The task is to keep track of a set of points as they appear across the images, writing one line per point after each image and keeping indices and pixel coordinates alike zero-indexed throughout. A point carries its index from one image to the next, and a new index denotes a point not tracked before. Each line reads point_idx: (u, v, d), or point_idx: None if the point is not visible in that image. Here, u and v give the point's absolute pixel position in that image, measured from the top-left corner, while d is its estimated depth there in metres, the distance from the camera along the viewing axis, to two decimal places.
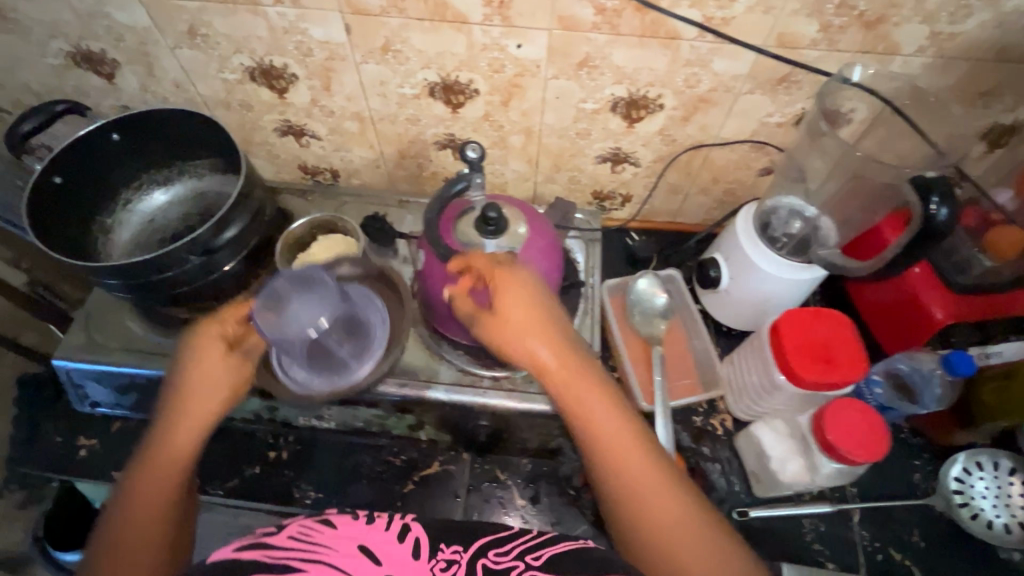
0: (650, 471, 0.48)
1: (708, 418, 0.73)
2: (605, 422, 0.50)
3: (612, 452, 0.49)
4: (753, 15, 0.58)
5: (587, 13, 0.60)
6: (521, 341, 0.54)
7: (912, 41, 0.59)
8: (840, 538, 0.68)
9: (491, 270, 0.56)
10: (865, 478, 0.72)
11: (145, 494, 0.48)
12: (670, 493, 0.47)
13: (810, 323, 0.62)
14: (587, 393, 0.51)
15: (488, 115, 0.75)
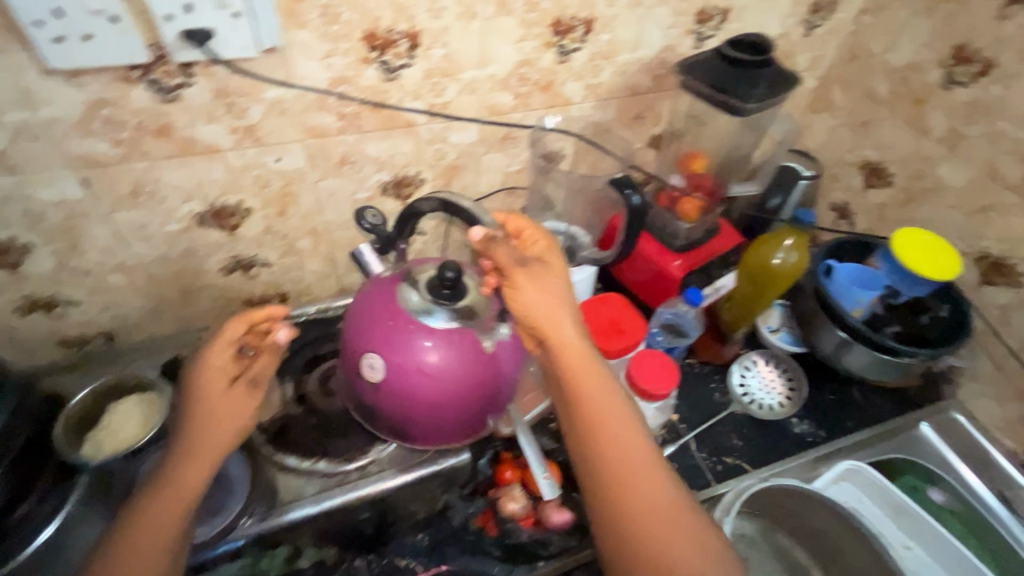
0: (675, 511, 0.54)
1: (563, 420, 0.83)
2: (618, 434, 0.57)
3: (616, 431, 0.56)
4: (463, 96, 0.74)
5: (331, 120, 0.69)
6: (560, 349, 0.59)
7: (577, 93, 0.82)
8: (686, 468, 0.82)
9: (513, 266, 0.60)
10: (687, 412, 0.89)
11: (157, 513, 0.51)
12: (651, 518, 0.53)
13: (597, 308, 0.78)
14: (616, 424, 0.57)
15: (269, 227, 0.77)
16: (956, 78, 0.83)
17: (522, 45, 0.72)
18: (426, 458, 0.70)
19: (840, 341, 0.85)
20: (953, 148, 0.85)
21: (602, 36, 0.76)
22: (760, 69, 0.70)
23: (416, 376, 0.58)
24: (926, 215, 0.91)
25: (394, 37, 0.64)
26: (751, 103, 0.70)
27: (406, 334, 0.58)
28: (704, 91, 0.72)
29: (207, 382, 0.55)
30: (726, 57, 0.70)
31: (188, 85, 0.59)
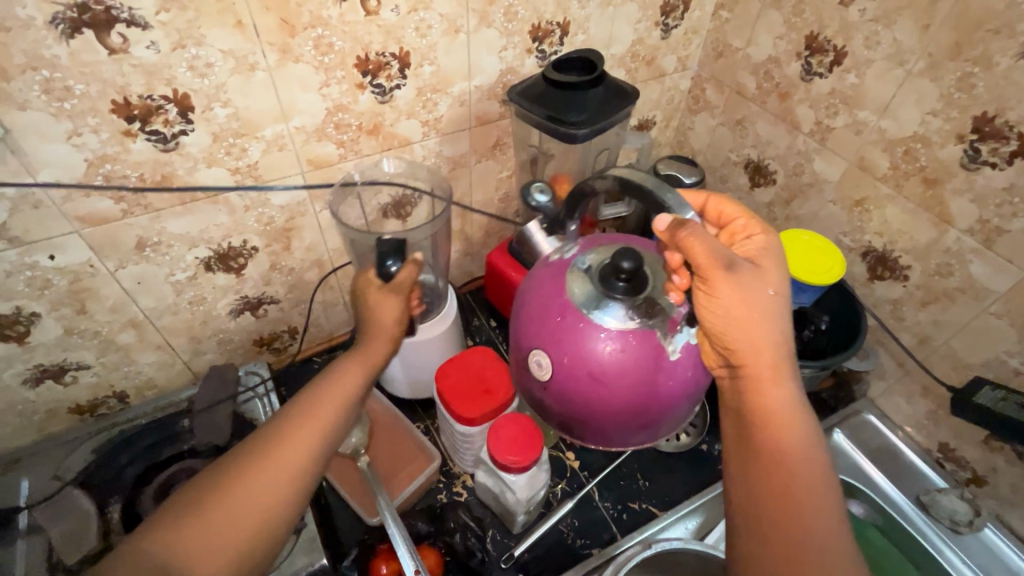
0: (813, 461, 0.46)
1: (447, 493, 0.75)
2: (799, 450, 0.46)
3: (795, 452, 0.46)
4: (272, 154, 0.65)
5: (107, 204, 0.59)
6: (734, 351, 0.48)
7: (414, 131, 0.74)
8: (588, 524, 0.75)
9: (715, 267, 0.46)
10: (589, 457, 0.81)
11: (227, 499, 0.44)
12: (795, 490, 0.45)
13: (462, 369, 0.69)
14: (775, 404, 0.48)
15: (71, 328, 0.67)
16: (813, 68, 0.79)
17: (328, 91, 0.64)
18: (277, 574, 0.60)
19: None
20: (823, 140, 0.81)
21: (424, 68, 0.69)
22: (588, 91, 0.63)
23: (585, 372, 0.49)
24: (810, 211, 0.87)
25: (155, 104, 0.55)
26: (584, 127, 0.62)
27: (573, 328, 0.49)
28: (535, 118, 0.65)
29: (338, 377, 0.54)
30: (550, 81, 0.63)
31: None
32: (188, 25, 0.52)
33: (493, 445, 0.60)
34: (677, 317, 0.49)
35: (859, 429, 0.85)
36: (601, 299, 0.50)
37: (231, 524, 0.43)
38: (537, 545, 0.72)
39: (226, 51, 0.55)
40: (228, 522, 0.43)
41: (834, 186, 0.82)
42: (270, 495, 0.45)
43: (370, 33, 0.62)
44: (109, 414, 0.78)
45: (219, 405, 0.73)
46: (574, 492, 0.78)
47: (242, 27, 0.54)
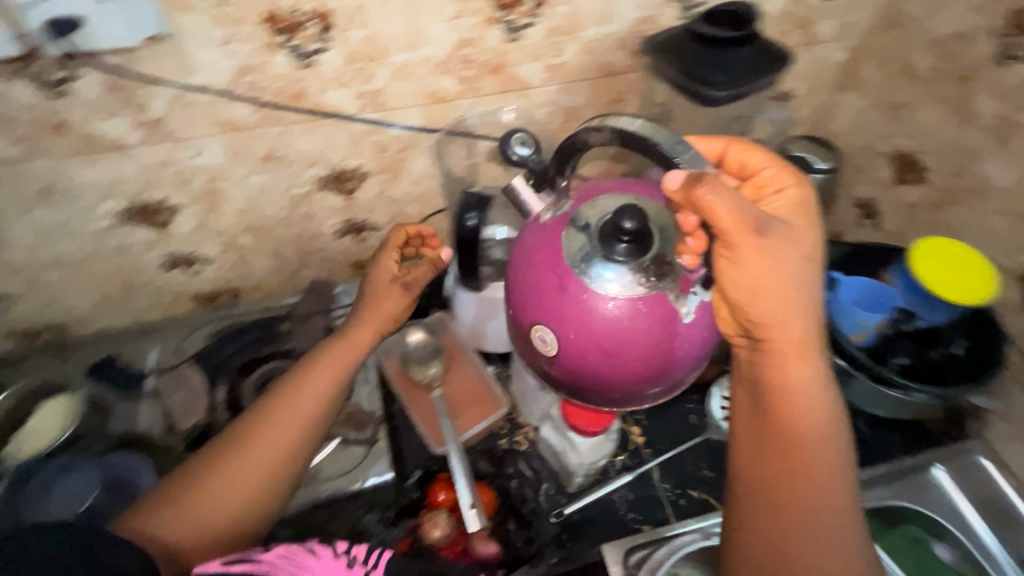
0: (829, 436, 0.47)
1: (508, 440, 0.77)
2: (813, 423, 0.47)
3: (809, 428, 0.47)
4: (396, 82, 0.66)
5: (246, 112, 0.63)
6: (761, 324, 0.46)
7: (535, 75, 0.72)
8: (644, 500, 0.74)
9: (740, 232, 0.44)
10: (654, 435, 0.80)
11: (241, 454, 0.55)
12: (808, 461, 0.47)
13: None
14: (796, 380, 0.47)
15: (202, 223, 0.73)
16: (1011, 52, 0.66)
17: (459, 22, 0.63)
18: (347, 476, 0.68)
19: (836, 368, 0.73)
20: (1002, 140, 0.69)
21: (558, 8, 0.66)
22: (738, 50, 0.58)
23: (602, 335, 0.48)
24: (964, 220, 0.76)
25: (300, 18, 0.57)
26: (726, 89, 0.58)
27: (573, 299, 0.48)
28: (671, 75, 0.61)
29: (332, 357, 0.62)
30: (695, 33, 0.59)
31: (74, 78, 0.54)
32: None
33: (568, 410, 0.60)
34: (691, 278, 0.48)
35: (966, 470, 0.76)
36: (600, 257, 0.48)
37: (225, 494, 0.53)
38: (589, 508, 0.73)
39: None
40: (224, 492, 0.53)
41: (1003, 194, 0.70)
42: (278, 437, 0.56)
43: None
44: (222, 307, 0.87)
45: (314, 318, 0.79)
46: (634, 467, 0.77)
47: None
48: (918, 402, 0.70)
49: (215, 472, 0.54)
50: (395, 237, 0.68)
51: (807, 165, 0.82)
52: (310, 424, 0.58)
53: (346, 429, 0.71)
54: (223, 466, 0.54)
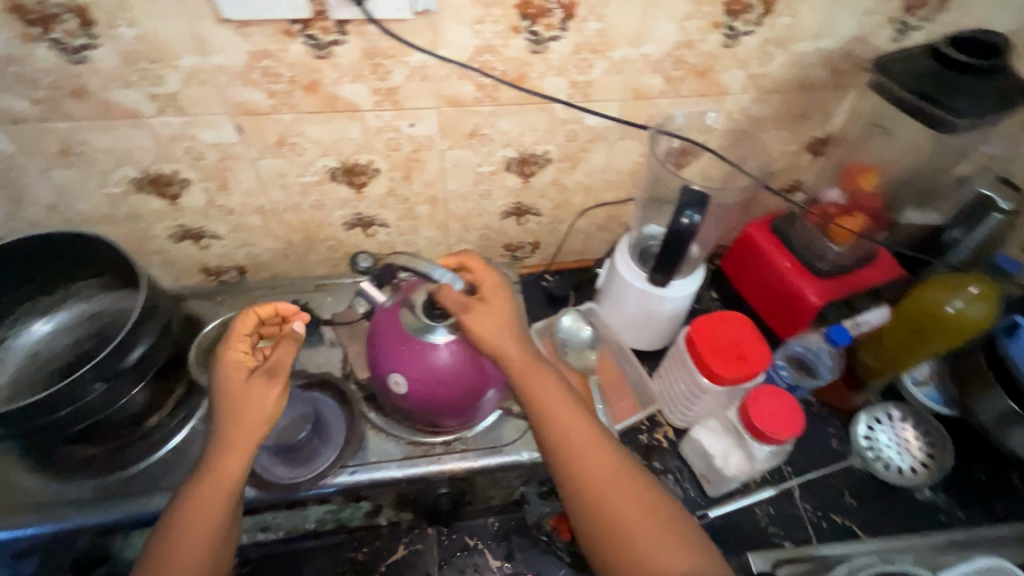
0: (614, 482, 0.54)
1: (654, 437, 0.78)
2: (585, 455, 0.55)
3: (590, 466, 0.54)
4: (609, 76, 0.68)
5: (470, 90, 0.66)
6: (537, 384, 0.57)
7: (736, 83, 0.72)
8: (785, 516, 0.74)
9: (485, 281, 0.59)
10: (795, 454, 0.80)
11: (193, 532, 0.50)
12: (643, 520, 0.53)
13: (717, 329, 0.69)
14: (577, 434, 0.55)
15: (392, 189, 0.78)
16: None
17: (686, 24, 0.64)
18: (511, 447, 0.68)
19: (1009, 411, 0.71)
20: None
21: (782, 18, 0.66)
22: (985, 80, 0.56)
23: (436, 385, 0.61)
24: None
25: (549, 6, 0.59)
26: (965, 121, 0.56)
27: (415, 352, 0.60)
28: (901, 95, 0.60)
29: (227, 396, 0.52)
30: (941, 56, 0.58)
31: (341, 42, 0.59)
32: None
33: (749, 414, 0.61)
34: None
35: None
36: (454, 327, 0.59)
37: (193, 551, 0.50)
38: (732, 514, 0.74)
39: None
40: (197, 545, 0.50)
41: None
42: (211, 515, 0.51)
43: None
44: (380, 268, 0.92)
45: None
46: (775, 483, 0.77)
47: None
48: None
49: (183, 528, 0.50)
50: (246, 322, 0.55)
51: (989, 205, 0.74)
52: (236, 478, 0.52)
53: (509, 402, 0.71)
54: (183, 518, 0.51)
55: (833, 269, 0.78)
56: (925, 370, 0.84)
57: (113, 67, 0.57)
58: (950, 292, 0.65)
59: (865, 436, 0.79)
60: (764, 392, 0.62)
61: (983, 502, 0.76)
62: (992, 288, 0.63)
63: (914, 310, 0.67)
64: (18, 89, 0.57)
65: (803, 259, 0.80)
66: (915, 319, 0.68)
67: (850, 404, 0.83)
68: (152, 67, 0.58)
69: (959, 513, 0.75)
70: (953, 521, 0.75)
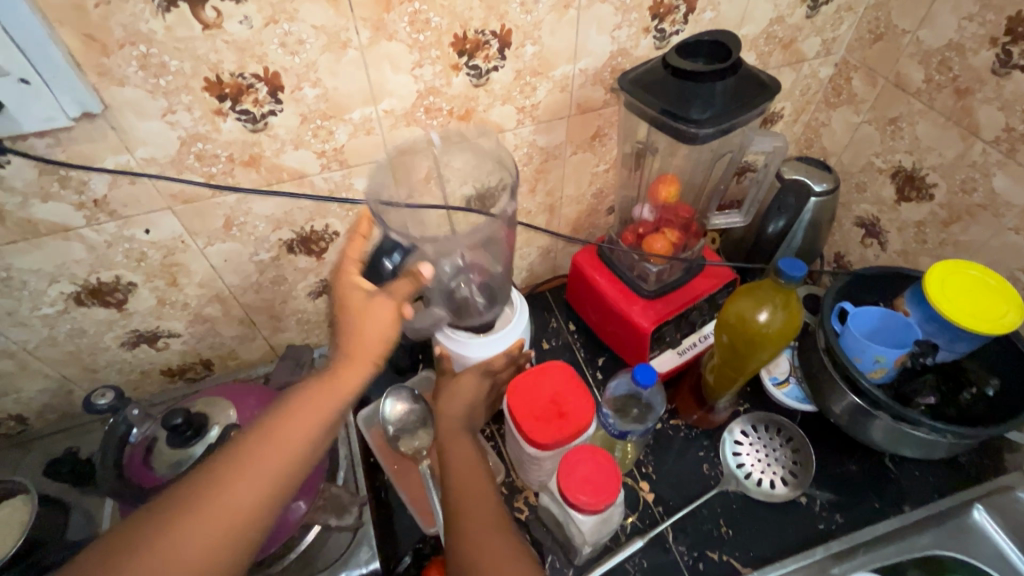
0: (484, 512, 0.53)
1: (510, 508, 0.71)
2: (484, 513, 0.53)
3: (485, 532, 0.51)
4: (359, 138, 0.62)
5: (197, 183, 0.58)
6: (447, 435, 0.63)
7: (508, 118, 0.68)
8: (661, 568, 0.68)
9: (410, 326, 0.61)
10: (665, 491, 0.74)
11: (207, 505, 0.43)
12: (503, 542, 0.50)
13: (535, 386, 0.64)
14: (463, 470, 0.58)
15: (163, 299, 0.69)
16: (1013, 60, 0.62)
17: (420, 72, 0.59)
18: (330, 568, 0.60)
19: (855, 408, 0.67)
20: (1011, 152, 0.64)
21: (526, 48, 0.62)
22: (718, 81, 0.53)
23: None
24: (977, 237, 0.71)
25: (246, 82, 0.52)
26: (706, 126, 0.53)
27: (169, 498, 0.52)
28: (647, 110, 0.57)
29: (307, 407, 0.50)
30: (671, 67, 0.54)
31: (5, 163, 0.50)
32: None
33: (565, 486, 0.54)
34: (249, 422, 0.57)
35: (1010, 510, 0.70)
36: (211, 446, 0.54)
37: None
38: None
39: (318, 27, 0.51)
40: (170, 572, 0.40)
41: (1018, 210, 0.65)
42: (253, 491, 0.45)
43: (471, 8, 0.56)
44: (196, 378, 0.82)
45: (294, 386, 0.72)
46: (647, 530, 0.70)
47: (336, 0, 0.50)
48: (949, 444, 0.63)
49: (160, 543, 0.41)
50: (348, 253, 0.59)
51: (804, 191, 0.75)
52: (287, 475, 0.47)
53: (326, 515, 0.62)
54: (163, 531, 0.41)
55: (659, 288, 0.74)
56: (783, 368, 0.81)
57: None
58: (755, 304, 0.61)
59: (733, 453, 0.75)
60: (577, 456, 0.56)
61: (861, 501, 0.71)
62: (791, 294, 0.60)
63: (729, 323, 0.63)
64: None
65: (629, 283, 0.75)
66: (733, 333, 0.64)
67: (713, 423, 0.78)
68: None
69: (839, 519, 0.70)
70: (835, 531, 0.69)
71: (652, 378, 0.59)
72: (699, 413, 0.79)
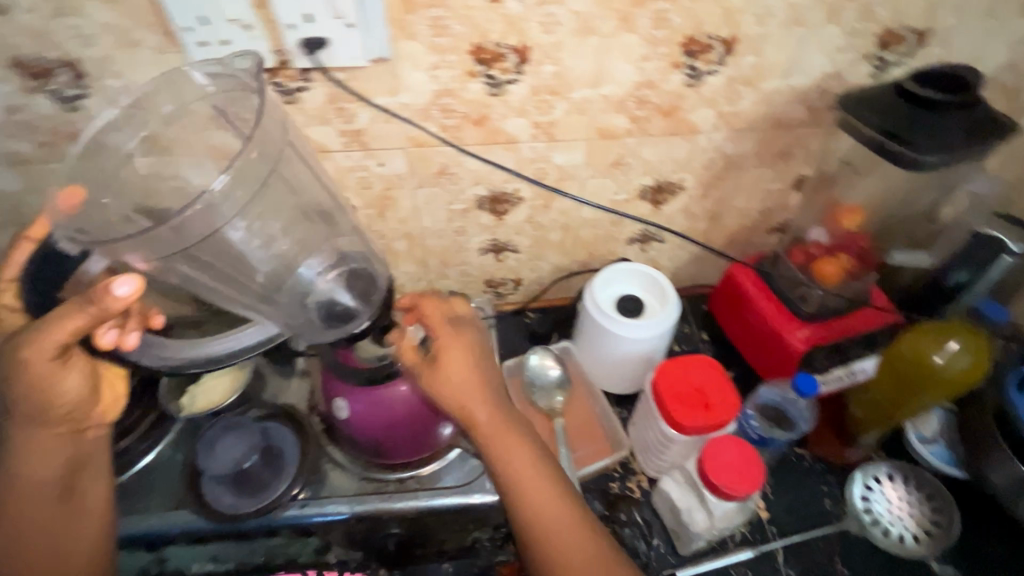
0: (541, 489, 0.55)
1: (626, 485, 0.74)
2: (538, 487, 0.55)
3: (537, 512, 0.54)
4: (571, 116, 0.69)
5: (432, 131, 0.68)
6: (469, 389, 0.56)
7: (705, 121, 0.71)
8: None
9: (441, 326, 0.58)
10: (781, 513, 0.73)
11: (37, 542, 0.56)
12: (569, 531, 0.54)
13: (683, 373, 0.67)
14: (520, 464, 0.55)
15: (368, 226, 0.80)
16: None
17: (645, 65, 0.64)
18: (462, 487, 0.67)
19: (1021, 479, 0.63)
20: None
21: (746, 58, 0.65)
22: (953, 114, 0.54)
23: (388, 416, 0.63)
24: None
25: (502, 51, 0.61)
26: (933, 156, 0.54)
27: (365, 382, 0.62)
28: (864, 132, 0.58)
29: (34, 450, 0.56)
30: (903, 92, 0.55)
31: (306, 88, 0.62)
32: None
33: (706, 468, 0.57)
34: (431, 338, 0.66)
35: None
36: None
37: None
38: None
39: (576, 13, 0.59)
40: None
41: None
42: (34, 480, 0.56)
43: (709, 13, 0.60)
44: None
45: None
46: (755, 544, 0.71)
47: None
48: None
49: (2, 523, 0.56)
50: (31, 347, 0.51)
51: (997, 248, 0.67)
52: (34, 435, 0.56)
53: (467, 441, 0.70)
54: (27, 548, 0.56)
55: (818, 311, 0.74)
56: (932, 427, 0.76)
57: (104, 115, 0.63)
58: (939, 341, 0.63)
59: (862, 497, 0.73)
60: (721, 443, 0.58)
61: None
62: (983, 339, 0.62)
63: (903, 356, 0.65)
64: (25, 134, 0.64)
65: (787, 301, 0.76)
66: (904, 367, 0.65)
67: (847, 460, 0.76)
68: None
69: None
70: None
71: (815, 387, 0.61)
72: (836, 449, 0.76)
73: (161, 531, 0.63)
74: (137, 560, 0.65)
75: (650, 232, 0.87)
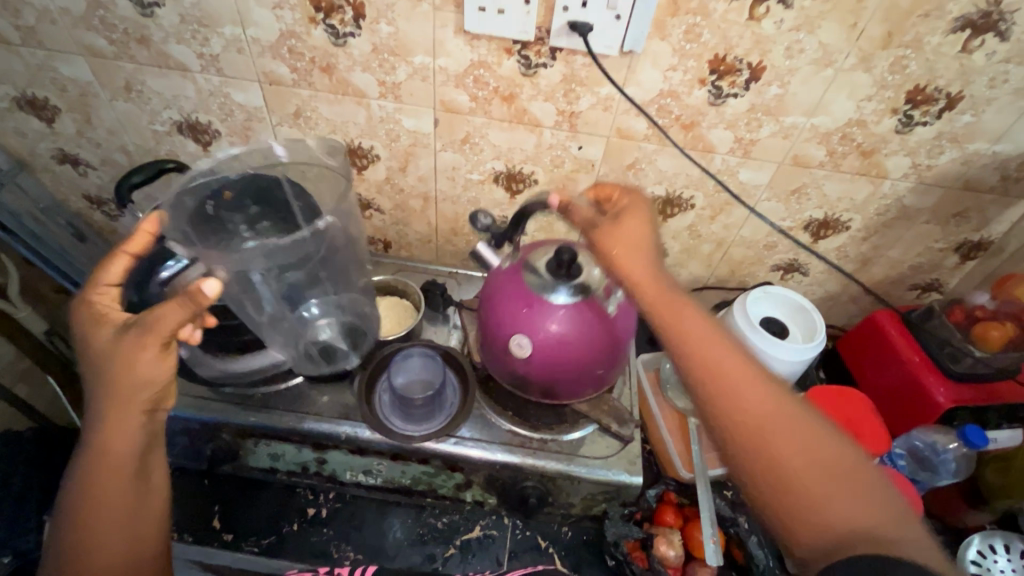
0: (733, 371, 0.46)
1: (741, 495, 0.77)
2: (726, 368, 0.46)
3: (729, 386, 0.45)
4: (774, 139, 0.72)
5: (641, 127, 0.73)
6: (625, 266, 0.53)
7: (898, 168, 0.74)
8: None
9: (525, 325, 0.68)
10: None
11: (94, 503, 0.46)
12: (788, 411, 0.45)
13: (837, 402, 0.70)
14: (702, 338, 0.48)
15: (541, 202, 0.85)
16: None
17: (865, 104, 0.67)
18: (603, 462, 0.69)
19: None
20: None
21: (963, 116, 0.67)
22: None
23: (548, 355, 0.64)
24: None
25: (738, 66, 0.65)
26: None
27: (534, 313, 0.63)
28: None
29: (108, 416, 0.47)
30: None
31: (548, 66, 0.68)
32: (818, 14, 0.60)
33: None
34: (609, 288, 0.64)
35: None
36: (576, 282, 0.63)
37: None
38: None
39: (823, 44, 0.62)
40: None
41: None
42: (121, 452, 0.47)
43: (947, 68, 0.63)
44: None
45: None
46: None
47: (853, 29, 0.61)
48: None
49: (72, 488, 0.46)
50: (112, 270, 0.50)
51: None
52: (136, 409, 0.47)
53: (608, 419, 0.72)
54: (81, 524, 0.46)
55: (967, 373, 0.75)
56: None
57: (362, 54, 0.69)
58: None
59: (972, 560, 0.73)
60: None
61: None
62: None
63: None
64: (286, 58, 0.71)
65: (934, 358, 0.77)
66: None
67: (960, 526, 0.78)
68: (390, 59, 0.69)
69: None
70: None
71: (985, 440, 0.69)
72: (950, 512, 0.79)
73: (331, 434, 0.68)
74: (299, 456, 0.71)
75: (796, 263, 0.89)
